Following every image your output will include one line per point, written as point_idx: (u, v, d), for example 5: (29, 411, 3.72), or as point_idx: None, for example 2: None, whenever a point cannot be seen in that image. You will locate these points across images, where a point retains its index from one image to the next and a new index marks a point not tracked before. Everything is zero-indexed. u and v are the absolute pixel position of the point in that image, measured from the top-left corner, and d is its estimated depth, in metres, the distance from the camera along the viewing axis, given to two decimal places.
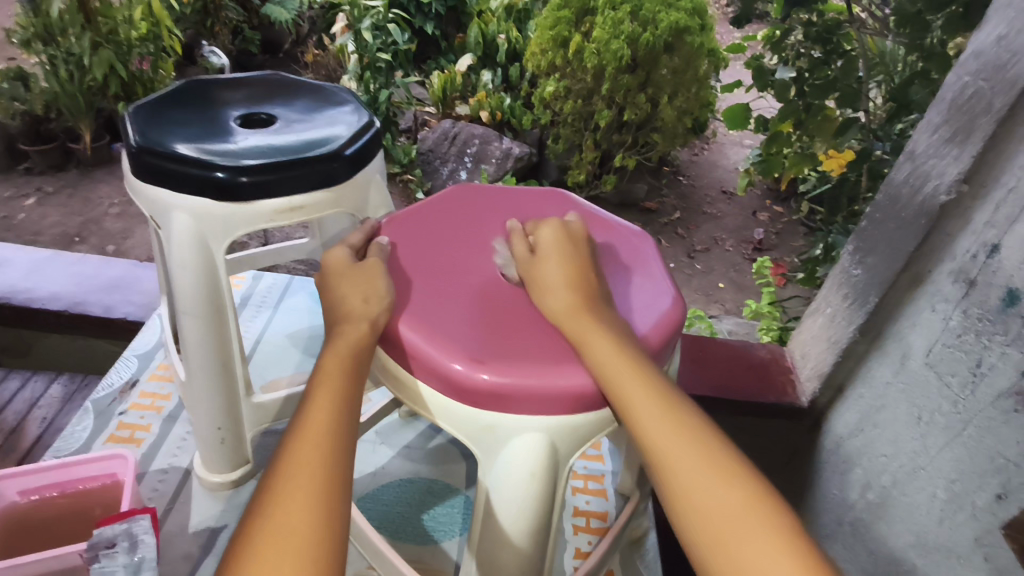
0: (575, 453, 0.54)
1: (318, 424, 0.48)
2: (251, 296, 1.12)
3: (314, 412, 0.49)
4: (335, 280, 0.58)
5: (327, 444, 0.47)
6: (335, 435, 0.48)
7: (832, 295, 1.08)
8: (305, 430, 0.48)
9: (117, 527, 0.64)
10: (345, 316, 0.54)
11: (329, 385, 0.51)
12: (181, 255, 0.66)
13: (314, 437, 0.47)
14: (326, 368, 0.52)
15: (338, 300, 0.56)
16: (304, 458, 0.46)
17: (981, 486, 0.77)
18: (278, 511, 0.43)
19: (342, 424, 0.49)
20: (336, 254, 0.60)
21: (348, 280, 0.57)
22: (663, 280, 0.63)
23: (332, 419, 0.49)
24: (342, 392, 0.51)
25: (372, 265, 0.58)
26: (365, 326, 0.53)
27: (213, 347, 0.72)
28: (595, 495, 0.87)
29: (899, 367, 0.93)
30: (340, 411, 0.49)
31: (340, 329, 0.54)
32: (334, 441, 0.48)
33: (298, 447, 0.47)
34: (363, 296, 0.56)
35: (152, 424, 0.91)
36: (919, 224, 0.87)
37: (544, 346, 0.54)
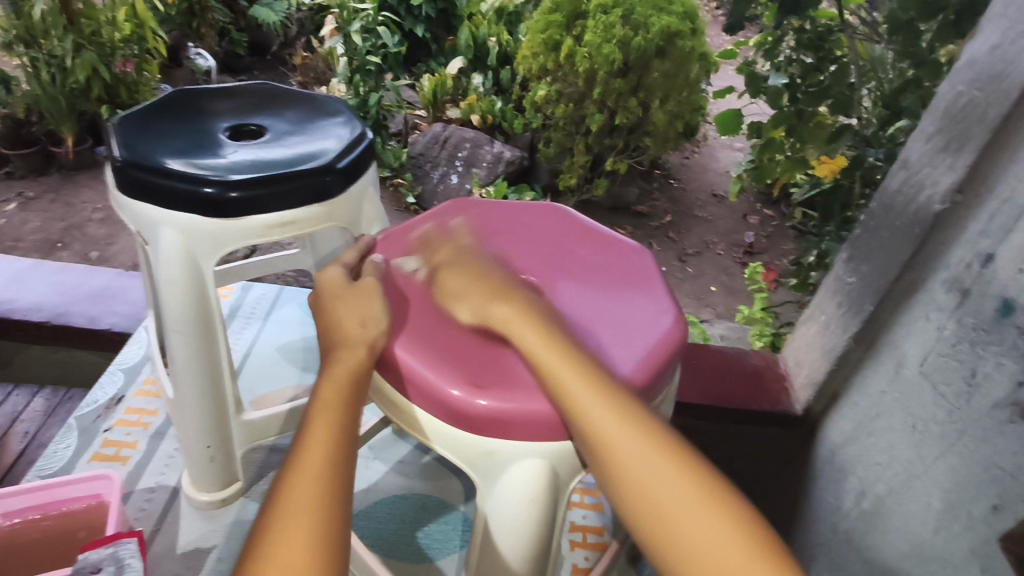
0: (576, 476, 0.52)
1: (317, 457, 0.47)
2: (239, 308, 1.10)
3: (311, 445, 0.47)
4: (329, 301, 0.57)
5: (326, 478, 0.46)
6: (333, 469, 0.47)
7: (826, 303, 1.08)
8: (303, 465, 0.46)
9: (102, 551, 0.63)
10: (341, 343, 0.53)
11: (327, 414, 0.49)
12: (169, 272, 0.65)
13: (313, 469, 0.46)
14: (324, 396, 0.50)
15: (333, 323, 0.55)
16: (301, 493, 0.45)
17: (976, 496, 0.76)
18: (276, 551, 0.42)
19: (340, 455, 0.48)
20: (330, 274, 0.59)
21: (343, 301, 0.55)
22: (664, 295, 0.59)
23: (330, 452, 0.47)
24: (340, 420, 0.49)
25: (366, 285, 0.56)
26: (362, 352, 0.52)
27: (204, 366, 0.70)
28: (591, 510, 0.86)
29: (894, 375, 0.93)
30: (337, 444, 0.48)
31: (336, 356, 0.52)
32: (333, 473, 0.46)
33: (297, 482, 0.45)
34: (356, 320, 0.54)
35: (138, 442, 0.89)
36: (914, 233, 0.88)
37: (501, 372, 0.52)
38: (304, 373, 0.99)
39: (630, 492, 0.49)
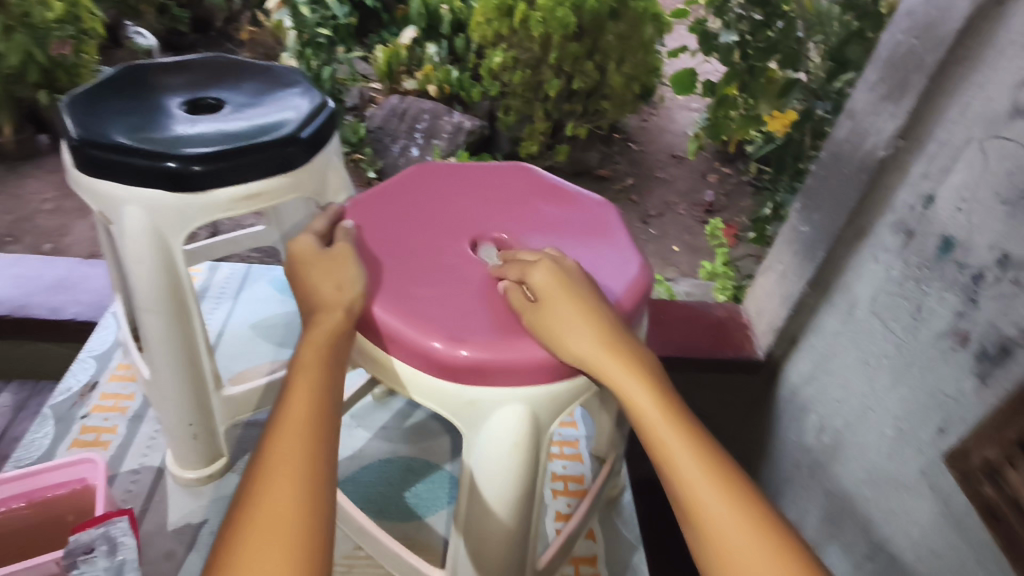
0: (554, 419, 0.54)
1: (298, 416, 0.48)
2: (209, 289, 1.09)
3: (294, 403, 0.49)
4: (303, 268, 0.57)
5: (309, 435, 0.48)
6: (317, 423, 0.49)
7: (783, 253, 1.14)
8: (286, 422, 0.48)
9: (94, 532, 0.65)
10: (319, 308, 0.54)
11: (308, 374, 0.51)
12: (136, 250, 0.65)
13: (296, 426, 0.48)
14: (304, 358, 0.52)
15: (309, 291, 0.56)
16: (286, 446, 0.47)
17: (924, 422, 0.82)
18: (265, 497, 0.44)
19: (322, 413, 0.49)
20: (301, 242, 0.59)
21: (317, 268, 0.56)
22: (627, 245, 0.61)
23: (312, 407, 0.49)
24: (321, 380, 0.51)
25: (339, 251, 0.57)
26: (340, 316, 0.53)
27: (179, 342, 0.71)
28: (571, 460, 0.89)
29: (848, 316, 0.99)
30: (318, 401, 0.49)
31: (314, 321, 0.54)
32: (316, 429, 0.48)
33: (282, 435, 0.47)
34: (331, 284, 0.55)
35: (117, 426, 0.88)
36: (861, 179, 0.93)
37: (494, 315, 0.53)
38: (281, 349, 1.00)
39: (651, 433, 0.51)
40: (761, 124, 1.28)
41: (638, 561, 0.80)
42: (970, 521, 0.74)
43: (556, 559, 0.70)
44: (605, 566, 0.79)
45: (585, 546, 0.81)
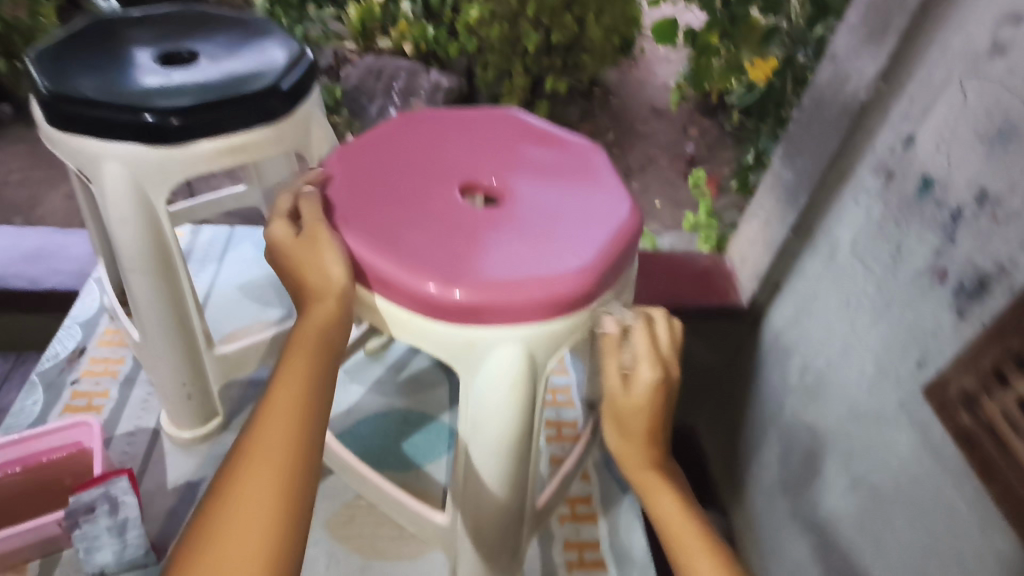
0: (552, 357, 0.52)
1: (290, 396, 0.48)
2: (193, 251, 1.08)
3: (288, 381, 0.48)
4: (285, 254, 0.54)
5: (298, 417, 0.47)
6: (308, 412, 0.47)
7: (765, 200, 1.16)
8: (278, 400, 0.47)
9: (94, 494, 0.65)
10: (310, 293, 0.52)
11: (303, 355, 0.50)
12: (119, 208, 0.63)
13: (287, 406, 0.47)
14: (300, 338, 0.51)
15: (296, 274, 0.53)
16: (275, 426, 0.46)
17: (903, 357, 0.84)
18: (245, 479, 0.43)
19: (316, 395, 0.48)
20: (279, 228, 0.55)
21: (299, 251, 0.53)
22: (617, 188, 0.60)
23: (302, 394, 0.48)
24: (316, 362, 0.50)
25: (316, 230, 0.52)
26: (333, 302, 0.52)
27: (167, 303, 0.70)
28: (563, 406, 0.91)
29: (829, 259, 1.00)
30: (311, 384, 0.49)
31: (308, 307, 0.52)
32: (308, 411, 0.47)
33: (270, 417, 0.46)
34: (317, 267, 0.52)
35: (109, 390, 0.88)
36: (843, 122, 0.94)
37: (491, 255, 0.51)
38: (270, 309, 1.00)
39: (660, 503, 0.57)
40: (743, 73, 1.28)
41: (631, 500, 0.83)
42: (947, 449, 0.77)
43: (553, 499, 0.72)
44: (600, 505, 0.82)
45: (580, 488, 0.84)
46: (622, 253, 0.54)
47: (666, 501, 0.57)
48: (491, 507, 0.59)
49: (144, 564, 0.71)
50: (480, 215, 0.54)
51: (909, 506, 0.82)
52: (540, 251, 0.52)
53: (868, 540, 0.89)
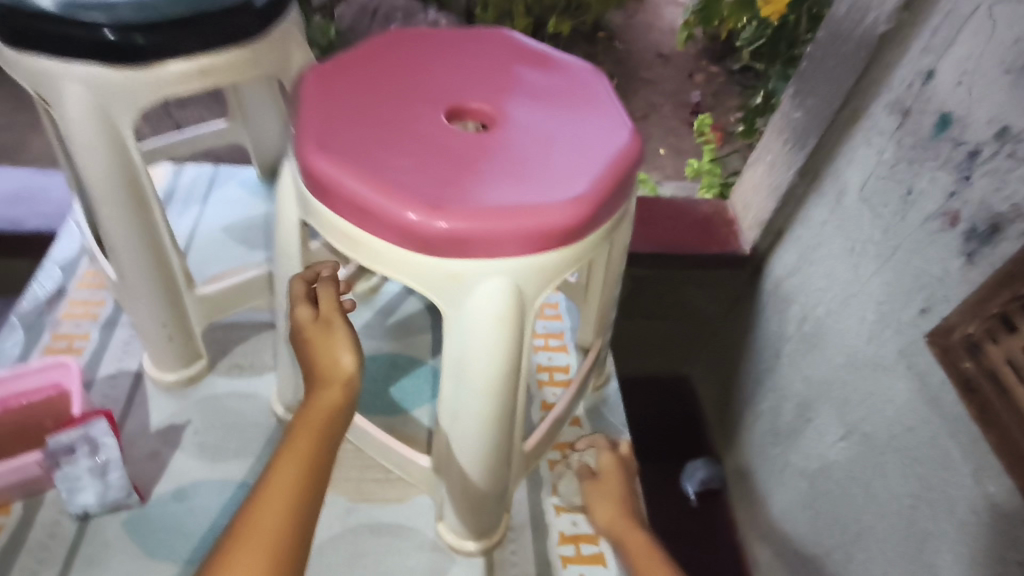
0: (541, 292, 0.49)
1: (282, 483, 0.46)
2: (174, 191, 1.03)
3: (280, 471, 0.47)
4: (304, 339, 0.56)
5: (290, 509, 0.45)
6: (300, 506, 0.46)
7: (772, 143, 1.11)
8: (269, 490, 0.46)
9: (71, 434, 0.63)
10: (320, 379, 0.54)
11: (300, 446, 0.49)
12: (83, 135, 0.58)
13: (280, 496, 0.45)
14: (299, 427, 0.51)
15: (311, 363, 0.55)
16: (265, 517, 0.44)
17: (907, 303, 0.81)
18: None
19: (309, 484, 0.47)
20: (299, 311, 0.56)
21: (319, 340, 0.55)
22: (617, 113, 0.55)
23: (296, 484, 0.47)
24: (313, 451, 0.49)
25: (335, 319, 0.56)
26: (341, 389, 0.54)
27: (142, 239, 0.67)
28: (556, 351, 0.88)
29: (836, 204, 0.96)
30: (306, 474, 0.47)
31: (314, 394, 0.53)
32: (301, 502, 0.46)
33: (259, 511, 0.45)
34: (331, 355, 0.55)
35: (90, 332, 0.85)
36: (859, 57, 0.89)
37: (478, 182, 0.47)
38: (254, 252, 0.96)
39: None
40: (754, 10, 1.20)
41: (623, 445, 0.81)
42: (945, 397, 0.75)
43: (541, 444, 0.70)
44: None
45: (571, 432, 0.82)
46: (621, 183, 0.50)
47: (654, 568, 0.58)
48: (477, 445, 0.57)
49: (129, 506, 0.69)
50: (466, 139, 0.50)
51: (904, 454, 0.81)
52: (531, 179, 0.48)
53: (859, 487, 0.89)
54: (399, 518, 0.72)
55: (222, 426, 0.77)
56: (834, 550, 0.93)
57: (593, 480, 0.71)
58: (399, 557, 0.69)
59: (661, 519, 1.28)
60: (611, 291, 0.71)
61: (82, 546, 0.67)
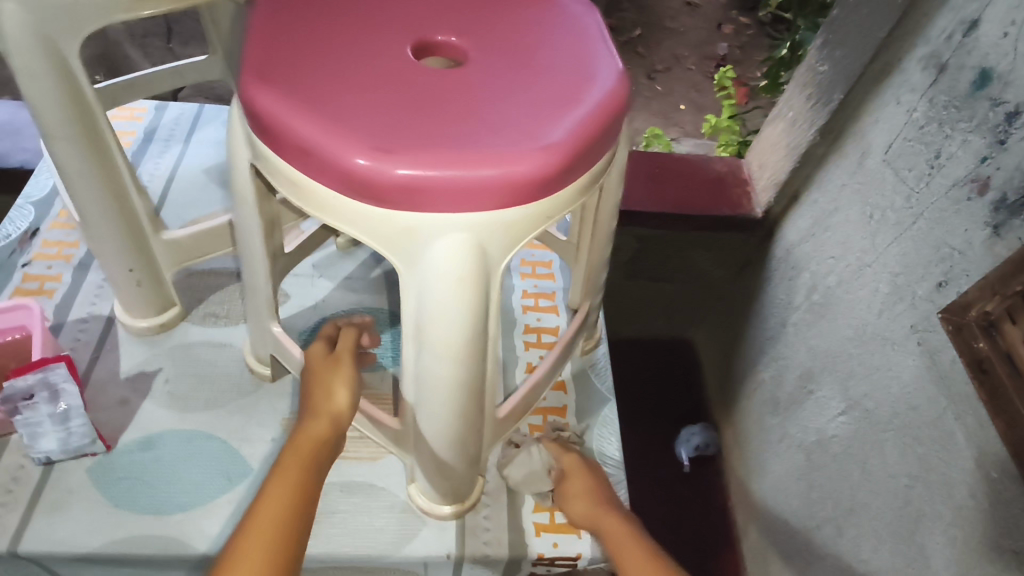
0: (508, 254, 0.45)
1: (272, 510, 0.49)
2: (156, 130, 0.99)
3: (271, 498, 0.50)
4: (311, 373, 0.61)
5: (277, 535, 0.48)
6: (287, 531, 0.48)
7: (794, 98, 1.03)
8: (259, 518, 0.48)
9: (30, 379, 0.60)
10: (314, 408, 0.58)
11: (292, 472, 0.52)
12: (24, 62, 0.54)
13: (268, 520, 0.48)
14: (291, 454, 0.54)
15: (310, 392, 0.59)
16: (253, 544, 0.47)
17: (924, 276, 0.76)
18: None
19: (296, 511, 0.50)
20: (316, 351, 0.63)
21: (322, 373, 0.60)
22: (606, 53, 0.49)
23: (286, 513, 0.49)
24: (302, 478, 0.52)
25: (343, 360, 0.62)
26: (331, 420, 0.57)
27: (99, 177, 0.63)
28: (546, 312, 0.84)
29: (857, 167, 0.89)
30: (294, 501, 0.50)
31: (305, 425, 0.57)
32: (289, 527, 0.48)
33: (249, 543, 0.47)
34: (329, 389, 0.59)
35: (62, 274, 0.82)
36: (896, 4, 0.80)
37: (437, 126, 0.42)
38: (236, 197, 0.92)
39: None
40: None
41: (609, 413, 0.78)
42: (955, 378, 0.70)
43: (518, 410, 0.67)
44: (574, 415, 0.77)
45: (555, 398, 0.78)
46: (601, 133, 0.44)
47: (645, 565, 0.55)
48: (443, 410, 0.54)
49: (94, 453, 0.67)
50: (430, 76, 0.45)
51: (907, 434, 0.76)
52: (498, 124, 0.42)
53: (856, 464, 0.85)
54: (371, 478, 0.69)
55: (194, 376, 0.75)
56: (825, 523, 0.90)
57: (561, 481, 0.67)
58: (368, 517, 0.67)
59: (652, 481, 1.28)
60: (600, 251, 0.66)
61: (45, 493, 0.65)
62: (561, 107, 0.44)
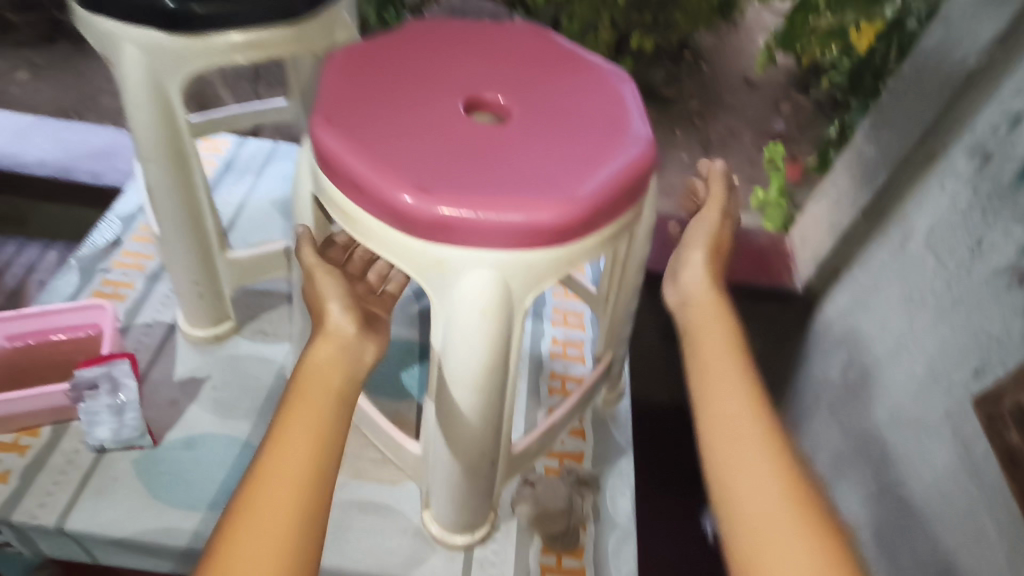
0: (530, 291, 0.49)
1: (294, 455, 0.46)
2: (234, 162, 1.09)
3: (285, 441, 0.46)
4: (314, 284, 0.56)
5: (302, 482, 0.45)
6: (314, 474, 0.45)
7: (841, 176, 1.05)
8: (279, 463, 0.45)
9: (96, 371, 0.68)
10: (318, 333, 0.53)
11: (305, 409, 0.48)
12: (135, 93, 0.63)
13: (289, 467, 0.45)
14: (300, 387, 0.50)
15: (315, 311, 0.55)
16: (277, 489, 0.44)
17: (960, 362, 0.75)
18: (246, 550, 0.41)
19: (318, 454, 0.46)
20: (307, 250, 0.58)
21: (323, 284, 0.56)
22: (638, 122, 0.54)
23: (310, 457, 0.46)
24: (320, 414, 0.48)
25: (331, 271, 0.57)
26: (337, 345, 0.53)
27: (182, 197, 0.71)
28: (573, 360, 0.87)
29: (898, 249, 0.90)
30: (316, 442, 0.47)
31: (310, 351, 0.52)
32: (314, 473, 0.45)
33: (273, 487, 0.44)
34: (329, 306, 0.54)
35: (135, 282, 0.91)
36: (942, 95, 0.83)
37: (477, 171, 0.47)
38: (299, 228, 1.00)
39: (700, 347, 0.57)
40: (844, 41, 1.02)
41: (626, 464, 0.78)
42: (988, 470, 0.69)
43: (534, 445, 0.69)
44: (591, 462, 0.78)
45: (573, 443, 0.80)
46: (624, 192, 0.49)
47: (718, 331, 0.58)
48: (459, 437, 0.57)
49: (141, 446, 0.73)
50: (475, 129, 0.50)
51: (937, 523, 0.74)
52: (530, 173, 0.47)
53: (885, 551, 0.82)
54: (387, 499, 0.72)
55: (239, 386, 0.80)
56: None
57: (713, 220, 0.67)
58: (381, 538, 0.69)
59: None
60: (626, 303, 0.69)
61: (93, 478, 0.71)
62: (590, 166, 0.49)
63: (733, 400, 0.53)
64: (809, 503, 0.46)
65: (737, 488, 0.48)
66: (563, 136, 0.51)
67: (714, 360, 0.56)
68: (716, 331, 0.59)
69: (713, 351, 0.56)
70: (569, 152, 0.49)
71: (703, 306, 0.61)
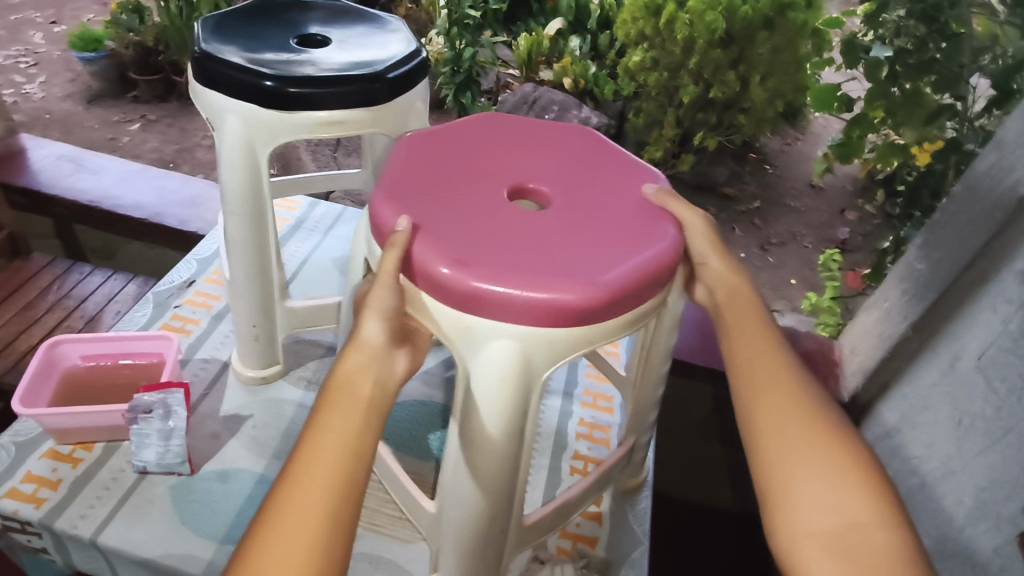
0: (553, 363, 0.52)
1: (322, 464, 0.47)
2: (304, 222, 1.18)
3: (312, 451, 0.47)
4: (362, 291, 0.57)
5: (326, 491, 0.46)
6: (336, 485, 0.46)
7: (892, 288, 1.04)
8: (308, 471, 0.47)
9: (154, 396, 0.74)
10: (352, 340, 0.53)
11: (334, 419, 0.49)
12: (231, 156, 0.72)
13: (316, 477, 0.46)
14: (332, 396, 0.50)
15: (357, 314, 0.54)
16: (304, 497, 0.46)
17: (1010, 496, 0.73)
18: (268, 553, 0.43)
19: (343, 466, 0.47)
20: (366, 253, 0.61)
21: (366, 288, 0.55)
22: (667, 224, 0.58)
23: (336, 467, 0.47)
24: (347, 425, 0.49)
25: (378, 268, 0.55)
26: (367, 355, 0.52)
27: (253, 249, 0.78)
28: (598, 443, 0.87)
29: (947, 369, 0.86)
30: (342, 454, 0.47)
31: (343, 359, 0.52)
32: (338, 483, 0.46)
33: (300, 494, 0.46)
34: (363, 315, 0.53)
35: (201, 320, 0.99)
36: (994, 218, 0.82)
37: (511, 251, 0.51)
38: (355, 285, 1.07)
39: (737, 339, 0.58)
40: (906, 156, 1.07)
41: (641, 555, 0.77)
42: None
43: (547, 522, 0.69)
44: (604, 549, 0.77)
45: (589, 527, 0.79)
46: (646, 287, 0.52)
47: (753, 321, 0.58)
48: (472, 501, 0.58)
49: (179, 473, 0.78)
50: (515, 214, 0.55)
51: None
52: (559, 257, 0.51)
53: None
54: (399, 558, 0.73)
55: (277, 429, 0.85)
56: None
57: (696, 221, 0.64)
58: None
59: None
60: (651, 391, 0.70)
61: (133, 495, 0.75)
62: (617, 257, 0.52)
63: (773, 388, 0.54)
64: (861, 480, 0.48)
65: (769, 434, 0.52)
66: (596, 229, 0.55)
67: (754, 351, 0.56)
68: (743, 306, 0.60)
69: (741, 297, 0.60)
70: (600, 243, 0.54)
71: (735, 305, 0.60)
